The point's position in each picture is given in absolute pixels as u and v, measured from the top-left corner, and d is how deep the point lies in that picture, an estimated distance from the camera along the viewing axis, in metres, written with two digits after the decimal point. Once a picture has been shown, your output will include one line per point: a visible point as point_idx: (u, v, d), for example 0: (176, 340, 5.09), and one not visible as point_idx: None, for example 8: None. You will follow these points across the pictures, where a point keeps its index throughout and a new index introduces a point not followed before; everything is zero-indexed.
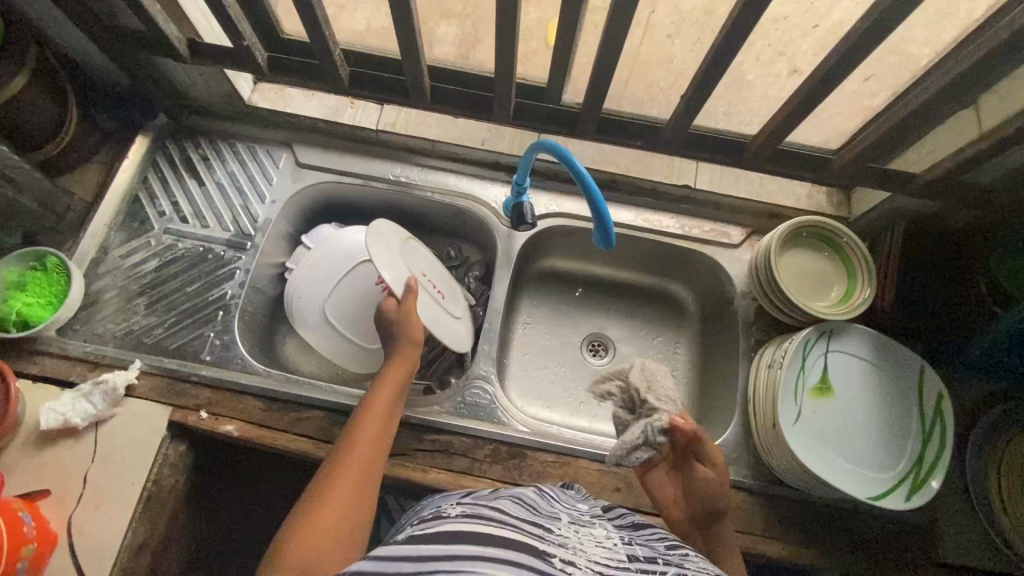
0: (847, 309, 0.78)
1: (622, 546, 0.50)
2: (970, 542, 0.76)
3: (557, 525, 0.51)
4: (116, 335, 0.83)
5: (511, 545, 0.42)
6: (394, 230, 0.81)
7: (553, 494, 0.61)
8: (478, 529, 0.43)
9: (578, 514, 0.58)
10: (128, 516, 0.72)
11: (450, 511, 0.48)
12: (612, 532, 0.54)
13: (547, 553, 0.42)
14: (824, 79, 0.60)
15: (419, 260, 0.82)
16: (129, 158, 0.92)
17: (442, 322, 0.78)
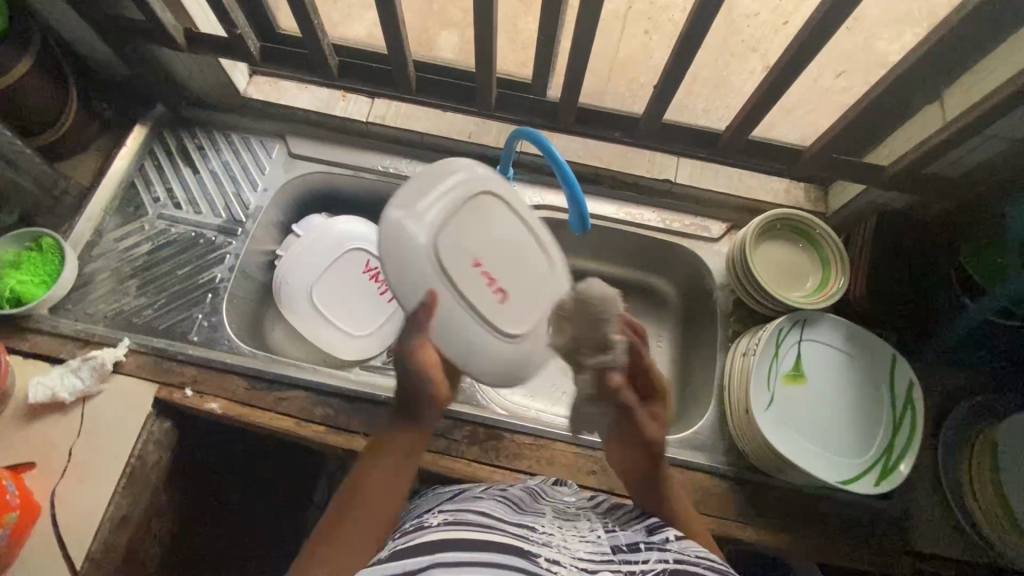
0: (823, 299, 0.79)
1: (604, 536, 0.53)
2: (941, 531, 0.78)
3: (541, 523, 0.54)
4: (106, 315, 0.85)
5: (501, 551, 0.46)
6: (449, 196, 0.61)
7: (543, 493, 0.65)
8: (464, 537, 0.47)
9: (563, 509, 0.61)
10: (112, 488, 0.74)
11: (434, 520, 0.51)
12: (596, 522, 0.57)
13: (532, 555, 0.47)
14: (787, 71, 0.62)
15: (478, 241, 0.62)
16: (126, 145, 0.95)
17: (480, 351, 0.61)
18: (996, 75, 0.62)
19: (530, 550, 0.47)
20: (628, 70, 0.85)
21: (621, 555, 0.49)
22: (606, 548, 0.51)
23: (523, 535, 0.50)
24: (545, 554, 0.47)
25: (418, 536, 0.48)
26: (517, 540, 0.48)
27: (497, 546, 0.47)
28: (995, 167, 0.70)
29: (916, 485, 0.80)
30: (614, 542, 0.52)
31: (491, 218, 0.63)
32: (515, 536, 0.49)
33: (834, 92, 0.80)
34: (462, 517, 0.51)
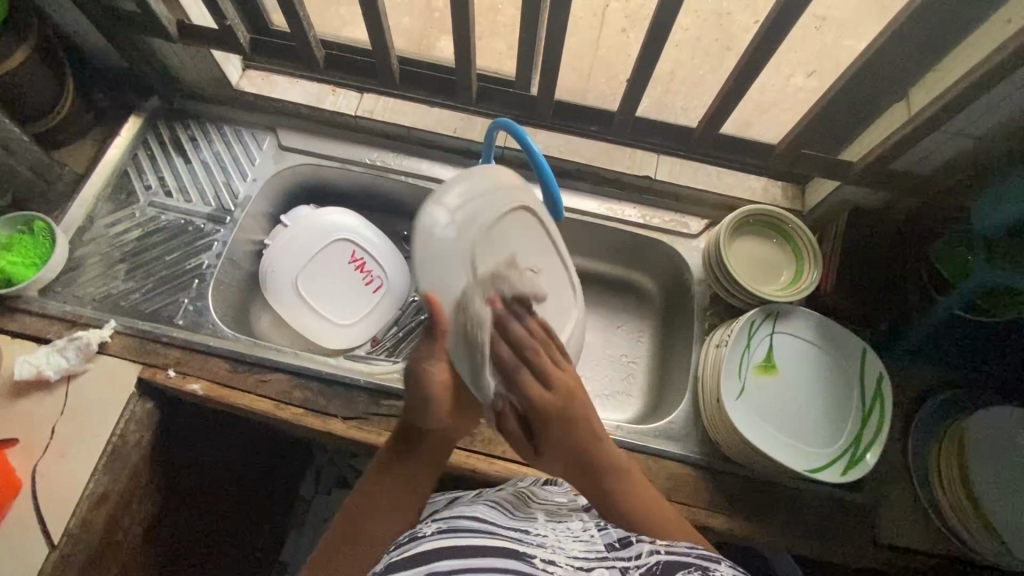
0: (793, 292, 0.81)
1: (597, 534, 0.53)
2: (910, 524, 0.78)
3: (534, 526, 0.54)
4: (95, 298, 0.87)
5: (497, 554, 0.46)
6: (497, 202, 0.60)
7: (534, 494, 0.64)
8: (459, 543, 0.47)
9: (554, 508, 0.60)
10: (92, 464, 0.76)
11: (428, 529, 0.50)
12: (588, 520, 0.56)
13: (528, 556, 0.46)
14: (750, 65, 0.64)
15: (518, 252, 0.62)
16: (120, 135, 0.97)
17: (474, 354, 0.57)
18: (956, 72, 0.64)
19: (526, 552, 0.47)
20: (608, 68, 0.87)
21: (615, 552, 0.49)
22: (599, 546, 0.51)
23: (516, 537, 0.50)
24: (540, 555, 0.47)
25: (413, 547, 0.47)
26: (510, 542, 0.48)
27: (492, 549, 0.46)
28: (959, 164, 0.72)
29: (886, 477, 0.81)
30: (607, 539, 0.52)
31: (524, 227, 0.64)
32: (508, 538, 0.49)
33: (807, 91, 0.83)
34: (454, 522, 0.51)
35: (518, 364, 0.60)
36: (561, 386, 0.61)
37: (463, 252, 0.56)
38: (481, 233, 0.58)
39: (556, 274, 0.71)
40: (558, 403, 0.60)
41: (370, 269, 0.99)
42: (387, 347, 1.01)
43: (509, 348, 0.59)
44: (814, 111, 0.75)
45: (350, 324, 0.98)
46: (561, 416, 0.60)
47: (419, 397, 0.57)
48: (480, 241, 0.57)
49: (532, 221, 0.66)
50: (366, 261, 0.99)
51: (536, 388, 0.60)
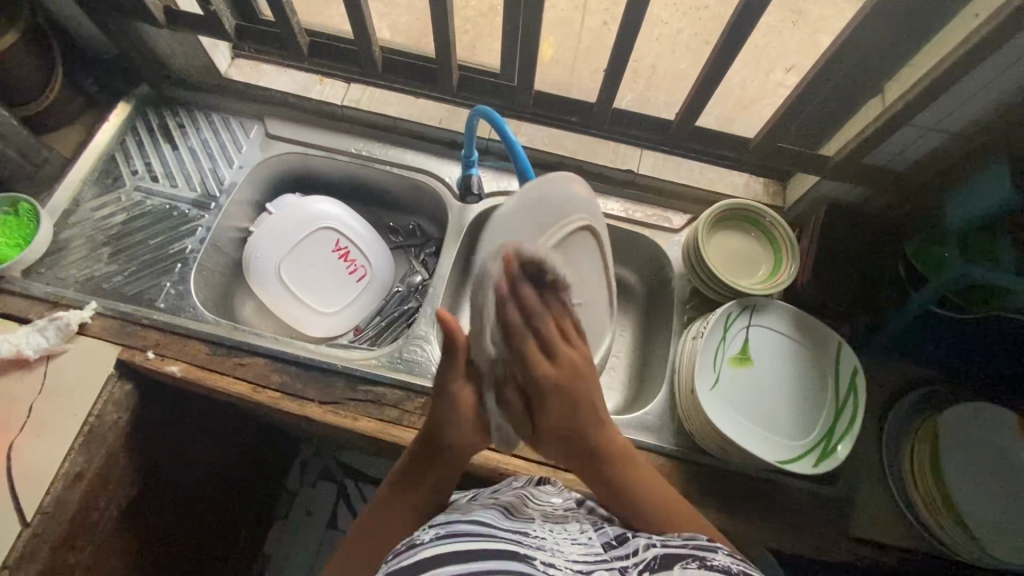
0: (769, 286, 0.82)
1: (595, 535, 0.54)
2: (883, 519, 0.79)
3: (532, 529, 0.54)
4: (77, 280, 0.87)
5: (498, 557, 0.46)
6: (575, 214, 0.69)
7: (530, 496, 0.64)
8: (459, 549, 0.46)
9: (550, 511, 0.60)
10: (68, 444, 0.76)
11: (426, 534, 0.49)
12: (585, 523, 0.57)
13: (529, 559, 0.47)
14: (723, 55, 0.65)
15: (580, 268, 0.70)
16: (109, 120, 0.98)
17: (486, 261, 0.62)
18: (927, 63, 0.65)
19: (526, 554, 0.47)
20: (591, 62, 0.88)
21: (614, 551, 0.50)
22: (597, 546, 0.51)
23: (516, 540, 0.50)
24: (541, 558, 0.47)
25: (411, 556, 0.46)
26: (511, 545, 0.48)
27: (493, 552, 0.46)
28: (932, 159, 0.74)
29: (860, 472, 0.81)
30: (604, 539, 0.53)
31: (589, 257, 0.72)
32: (509, 541, 0.49)
33: (786, 87, 0.84)
34: (452, 527, 0.50)
35: (525, 330, 0.58)
36: (563, 364, 0.58)
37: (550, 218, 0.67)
38: (558, 225, 0.67)
39: (596, 308, 0.74)
40: (564, 382, 0.58)
41: (354, 259, 1.00)
42: (369, 336, 1.00)
43: (518, 311, 0.58)
44: (789, 106, 0.76)
45: (333, 313, 0.99)
46: (563, 394, 0.58)
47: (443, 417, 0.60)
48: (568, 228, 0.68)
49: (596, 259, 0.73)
50: (350, 250, 0.99)
51: (543, 363, 0.58)
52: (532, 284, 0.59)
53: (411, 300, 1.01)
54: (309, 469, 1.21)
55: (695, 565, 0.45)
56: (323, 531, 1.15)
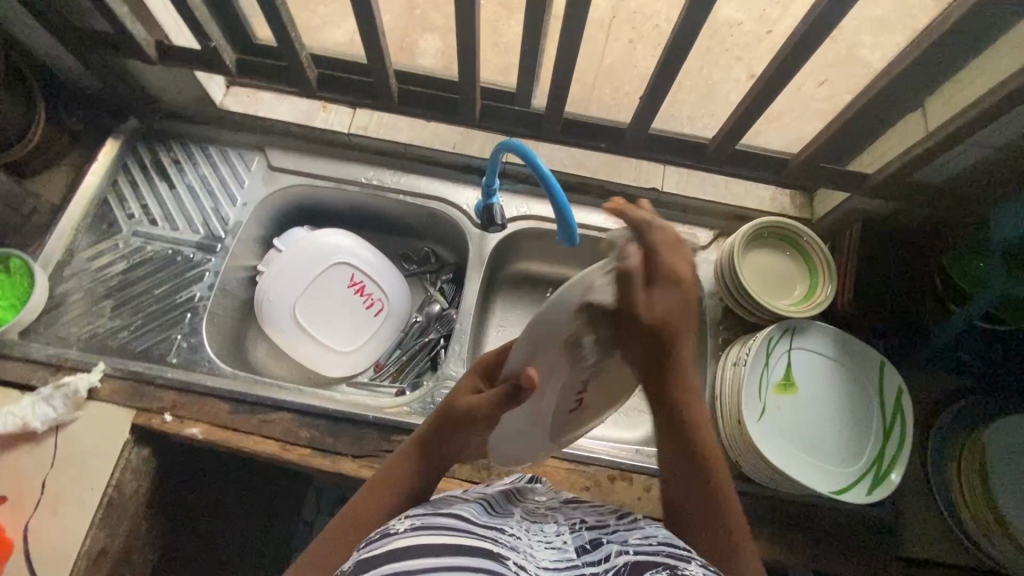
0: (809, 308, 0.79)
1: (570, 537, 0.49)
2: (932, 538, 0.78)
3: (509, 523, 0.49)
4: (80, 338, 0.82)
5: (466, 554, 0.42)
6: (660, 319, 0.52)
7: (515, 493, 0.58)
8: (429, 544, 0.42)
9: (533, 508, 0.55)
10: (87, 520, 0.71)
11: (400, 524, 0.45)
12: (564, 521, 0.52)
13: (501, 557, 0.43)
14: (773, 81, 0.62)
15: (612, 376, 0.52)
16: (98, 160, 0.91)
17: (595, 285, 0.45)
18: (976, 86, 0.63)
19: (499, 552, 0.43)
20: (613, 80, 0.85)
21: (586, 557, 0.46)
22: (570, 549, 0.47)
23: (490, 537, 0.45)
24: (513, 557, 0.43)
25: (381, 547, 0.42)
26: (485, 541, 0.44)
27: (461, 550, 0.42)
28: (980, 175, 0.71)
29: (904, 489, 0.80)
30: (579, 541, 0.48)
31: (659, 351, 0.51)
32: (480, 539, 0.45)
33: (819, 100, 0.81)
34: (429, 517, 0.46)
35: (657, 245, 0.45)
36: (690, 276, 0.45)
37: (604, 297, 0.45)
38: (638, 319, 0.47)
39: (554, 400, 0.52)
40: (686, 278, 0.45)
41: (370, 292, 0.95)
42: (391, 372, 0.96)
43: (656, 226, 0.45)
44: (829, 125, 0.74)
45: (351, 352, 0.95)
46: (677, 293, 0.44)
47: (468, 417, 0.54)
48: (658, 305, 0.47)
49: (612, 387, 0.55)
50: (365, 284, 0.95)
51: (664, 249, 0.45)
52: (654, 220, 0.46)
53: (431, 331, 0.97)
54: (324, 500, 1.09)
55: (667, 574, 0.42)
56: None
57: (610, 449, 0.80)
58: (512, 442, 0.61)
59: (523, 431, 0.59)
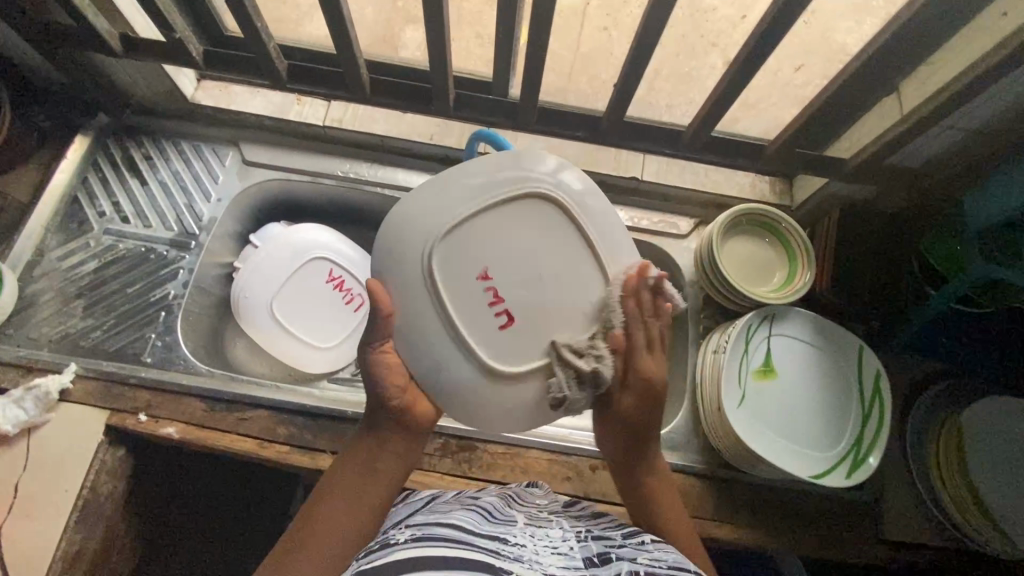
0: (787, 294, 0.79)
1: (576, 546, 0.48)
2: (910, 519, 0.79)
3: (514, 532, 0.49)
4: (52, 339, 0.80)
5: (468, 566, 0.41)
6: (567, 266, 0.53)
7: (515, 497, 0.59)
8: (431, 556, 0.42)
9: (535, 513, 0.56)
10: (61, 525, 0.71)
11: (402, 538, 0.46)
12: (570, 529, 0.52)
13: (504, 570, 0.42)
14: (746, 65, 0.62)
15: (522, 267, 0.52)
16: (67, 157, 0.89)
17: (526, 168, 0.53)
18: (949, 68, 0.63)
19: (502, 566, 0.42)
20: (589, 69, 0.84)
21: (593, 568, 0.45)
22: (577, 561, 0.46)
23: (493, 548, 0.44)
24: (516, 570, 0.42)
25: (380, 557, 0.43)
26: (486, 554, 0.43)
27: (462, 563, 0.41)
28: (953, 156, 0.71)
29: (884, 474, 0.81)
30: (586, 552, 0.47)
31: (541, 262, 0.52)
32: (483, 550, 0.44)
33: (796, 85, 0.81)
34: (428, 529, 0.47)
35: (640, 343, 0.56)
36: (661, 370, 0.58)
37: (512, 171, 0.53)
38: (525, 216, 0.53)
39: (456, 281, 0.52)
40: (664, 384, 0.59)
41: (349, 287, 0.94)
42: None
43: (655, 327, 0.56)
44: (804, 110, 0.73)
45: (331, 348, 0.93)
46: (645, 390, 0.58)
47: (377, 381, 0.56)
48: (546, 218, 0.53)
49: (538, 290, 0.52)
50: (344, 279, 0.93)
51: (647, 353, 0.57)
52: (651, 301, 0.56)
53: None
54: None
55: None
56: None
57: (591, 440, 0.80)
58: (431, 373, 0.55)
59: (436, 347, 0.54)
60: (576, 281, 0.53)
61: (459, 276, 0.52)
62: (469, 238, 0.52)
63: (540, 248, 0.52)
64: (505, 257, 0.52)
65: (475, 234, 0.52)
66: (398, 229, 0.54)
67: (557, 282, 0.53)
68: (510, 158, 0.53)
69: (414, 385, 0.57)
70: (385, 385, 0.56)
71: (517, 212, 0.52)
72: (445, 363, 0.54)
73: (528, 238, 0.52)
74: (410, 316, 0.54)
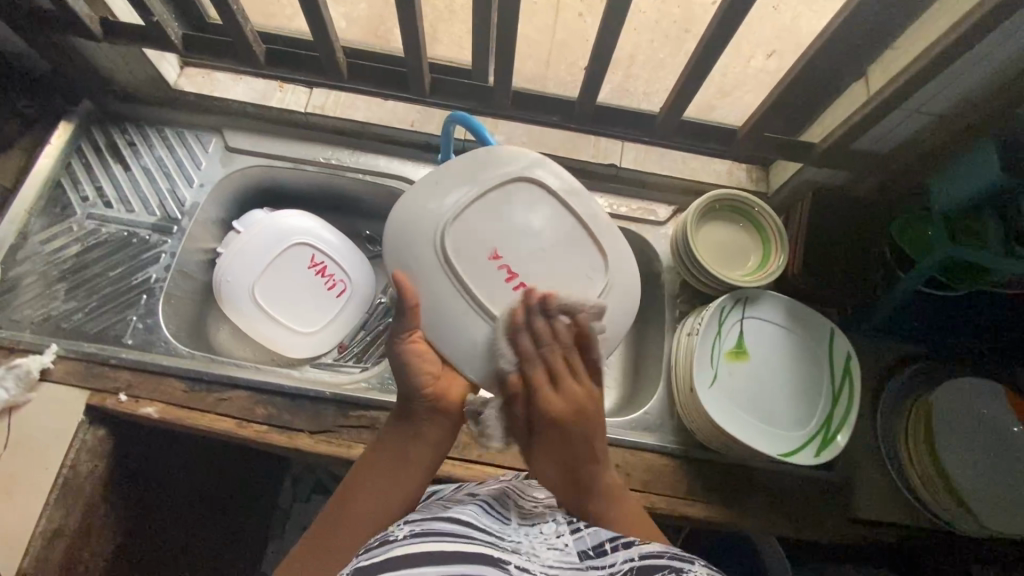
0: (760, 277, 0.80)
1: (571, 540, 0.50)
2: (882, 499, 0.80)
3: (510, 528, 0.51)
4: (34, 321, 0.81)
5: (468, 556, 0.45)
6: (563, 236, 0.64)
7: (516, 491, 0.60)
8: (434, 549, 0.45)
9: (534, 507, 0.57)
10: (42, 501, 0.72)
11: (400, 532, 0.48)
12: (563, 521, 0.53)
13: (502, 561, 0.45)
14: (711, 46, 0.63)
15: (526, 245, 0.63)
16: (51, 142, 0.90)
17: (507, 166, 0.65)
18: (910, 51, 0.64)
19: (500, 558, 0.46)
20: (565, 56, 0.86)
21: (589, 560, 0.48)
22: (572, 555, 0.48)
23: (491, 540, 0.48)
24: (514, 562, 0.46)
25: (382, 553, 0.45)
26: (486, 546, 0.47)
27: (464, 556, 0.44)
28: (920, 141, 0.72)
29: (857, 455, 0.82)
30: (581, 546, 0.50)
31: (541, 236, 0.64)
32: (483, 543, 0.47)
33: (768, 72, 0.82)
34: (427, 524, 0.48)
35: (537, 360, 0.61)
36: (570, 397, 0.61)
37: (494, 172, 0.64)
38: (516, 201, 0.64)
39: (473, 264, 0.62)
40: (569, 419, 0.60)
41: (332, 273, 0.95)
42: (354, 352, 0.98)
43: (530, 343, 0.61)
44: (772, 94, 0.75)
45: (313, 333, 0.94)
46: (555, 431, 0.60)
47: (405, 370, 0.62)
48: (533, 200, 0.65)
49: (542, 261, 0.63)
50: (326, 265, 0.94)
51: (549, 391, 0.61)
52: (547, 319, 0.62)
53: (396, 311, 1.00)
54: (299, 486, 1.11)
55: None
56: None
57: None
58: (461, 352, 0.61)
59: (462, 321, 0.61)
60: (571, 249, 0.64)
61: (474, 258, 0.62)
62: (478, 224, 0.63)
63: (536, 225, 0.64)
64: (509, 238, 0.63)
65: (479, 222, 0.63)
66: (410, 225, 0.63)
67: (558, 253, 0.64)
68: (499, 157, 0.65)
69: (447, 370, 0.63)
70: (418, 374, 0.61)
71: (508, 200, 0.64)
72: (471, 335, 0.61)
73: (525, 219, 0.64)
74: (433, 298, 0.61)
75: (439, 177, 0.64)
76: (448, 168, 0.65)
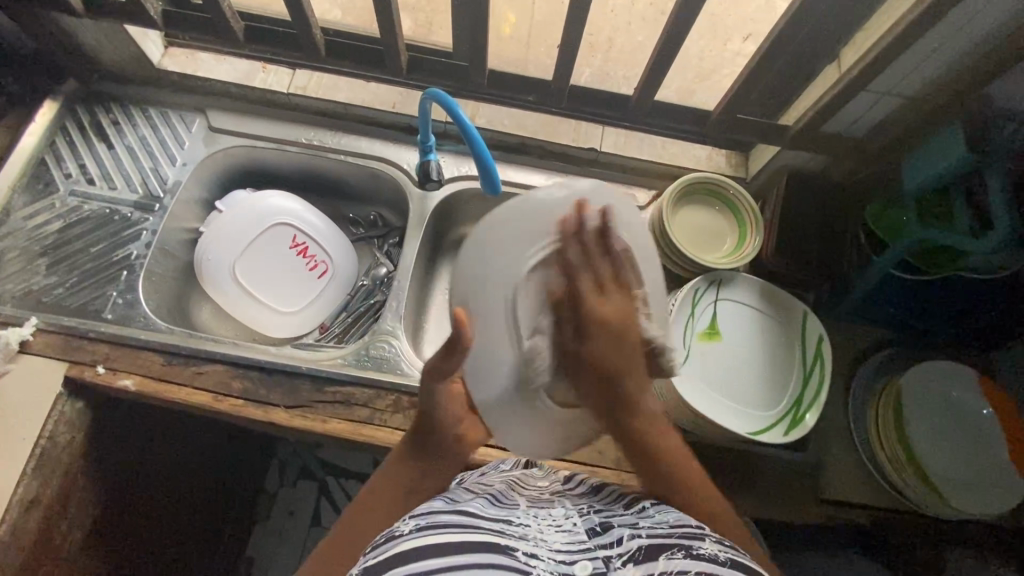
0: (736, 259, 0.81)
1: (579, 520, 0.49)
2: (852, 480, 0.81)
3: (517, 514, 0.50)
4: (15, 295, 0.82)
5: (473, 547, 0.41)
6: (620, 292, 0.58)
7: (518, 481, 0.61)
8: (438, 541, 0.41)
9: (537, 495, 0.58)
10: (16, 473, 0.72)
11: (406, 526, 0.44)
12: (571, 507, 0.53)
13: (510, 548, 0.42)
14: (679, 22, 0.64)
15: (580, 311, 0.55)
16: (35, 120, 0.91)
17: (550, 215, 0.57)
18: (878, 32, 0.65)
19: (508, 545, 0.42)
20: (545, 39, 0.86)
21: (597, 539, 0.45)
22: (581, 534, 0.46)
23: (499, 528, 0.45)
24: (521, 549, 0.42)
25: (387, 551, 0.41)
26: (491, 534, 0.43)
27: (469, 545, 0.41)
28: (895, 124, 0.73)
29: (830, 438, 0.83)
30: (589, 525, 0.48)
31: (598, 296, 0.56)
32: (489, 531, 0.44)
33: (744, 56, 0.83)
34: (433, 517, 0.45)
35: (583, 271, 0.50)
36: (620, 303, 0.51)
37: (538, 221, 0.57)
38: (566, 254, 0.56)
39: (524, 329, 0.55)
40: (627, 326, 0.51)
41: (313, 254, 0.95)
42: (335, 333, 0.97)
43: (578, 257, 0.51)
44: (741, 77, 0.76)
45: (293, 313, 0.95)
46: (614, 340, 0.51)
47: (439, 412, 0.57)
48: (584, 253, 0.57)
49: None
50: (308, 245, 0.95)
51: (596, 297, 0.50)
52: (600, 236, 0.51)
53: (376, 293, 0.98)
54: (287, 468, 1.14)
55: (681, 556, 0.42)
56: (308, 532, 1.10)
57: None
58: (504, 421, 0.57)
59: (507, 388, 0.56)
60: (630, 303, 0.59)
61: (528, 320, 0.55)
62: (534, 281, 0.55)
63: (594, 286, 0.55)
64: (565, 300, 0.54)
65: (531, 282, 0.55)
66: (488, 262, 0.57)
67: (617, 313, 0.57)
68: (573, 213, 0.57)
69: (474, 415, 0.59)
70: (448, 417, 0.57)
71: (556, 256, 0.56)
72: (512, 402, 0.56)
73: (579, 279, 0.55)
74: (485, 352, 0.56)
75: (532, 218, 0.57)
76: (540, 210, 0.57)
